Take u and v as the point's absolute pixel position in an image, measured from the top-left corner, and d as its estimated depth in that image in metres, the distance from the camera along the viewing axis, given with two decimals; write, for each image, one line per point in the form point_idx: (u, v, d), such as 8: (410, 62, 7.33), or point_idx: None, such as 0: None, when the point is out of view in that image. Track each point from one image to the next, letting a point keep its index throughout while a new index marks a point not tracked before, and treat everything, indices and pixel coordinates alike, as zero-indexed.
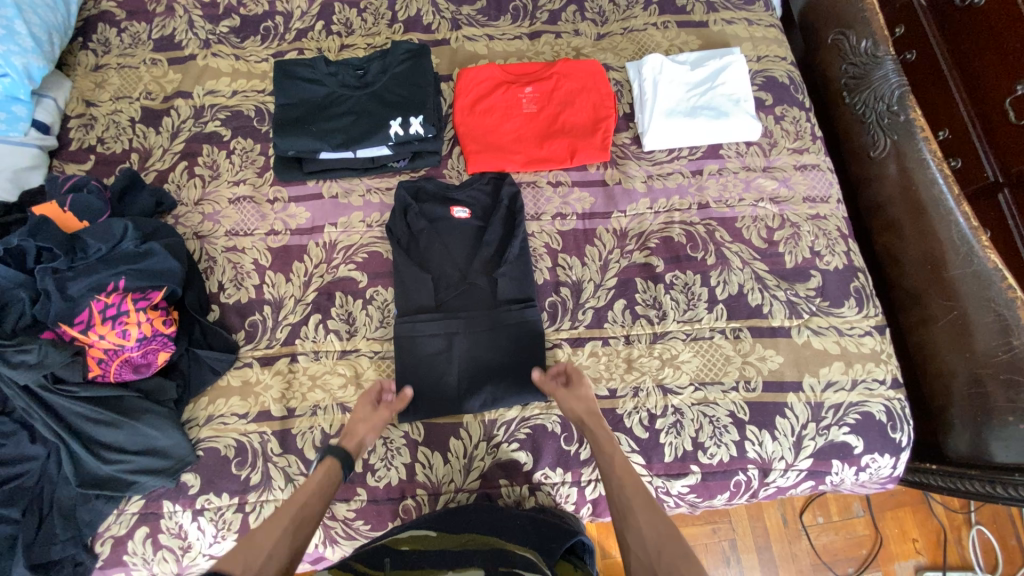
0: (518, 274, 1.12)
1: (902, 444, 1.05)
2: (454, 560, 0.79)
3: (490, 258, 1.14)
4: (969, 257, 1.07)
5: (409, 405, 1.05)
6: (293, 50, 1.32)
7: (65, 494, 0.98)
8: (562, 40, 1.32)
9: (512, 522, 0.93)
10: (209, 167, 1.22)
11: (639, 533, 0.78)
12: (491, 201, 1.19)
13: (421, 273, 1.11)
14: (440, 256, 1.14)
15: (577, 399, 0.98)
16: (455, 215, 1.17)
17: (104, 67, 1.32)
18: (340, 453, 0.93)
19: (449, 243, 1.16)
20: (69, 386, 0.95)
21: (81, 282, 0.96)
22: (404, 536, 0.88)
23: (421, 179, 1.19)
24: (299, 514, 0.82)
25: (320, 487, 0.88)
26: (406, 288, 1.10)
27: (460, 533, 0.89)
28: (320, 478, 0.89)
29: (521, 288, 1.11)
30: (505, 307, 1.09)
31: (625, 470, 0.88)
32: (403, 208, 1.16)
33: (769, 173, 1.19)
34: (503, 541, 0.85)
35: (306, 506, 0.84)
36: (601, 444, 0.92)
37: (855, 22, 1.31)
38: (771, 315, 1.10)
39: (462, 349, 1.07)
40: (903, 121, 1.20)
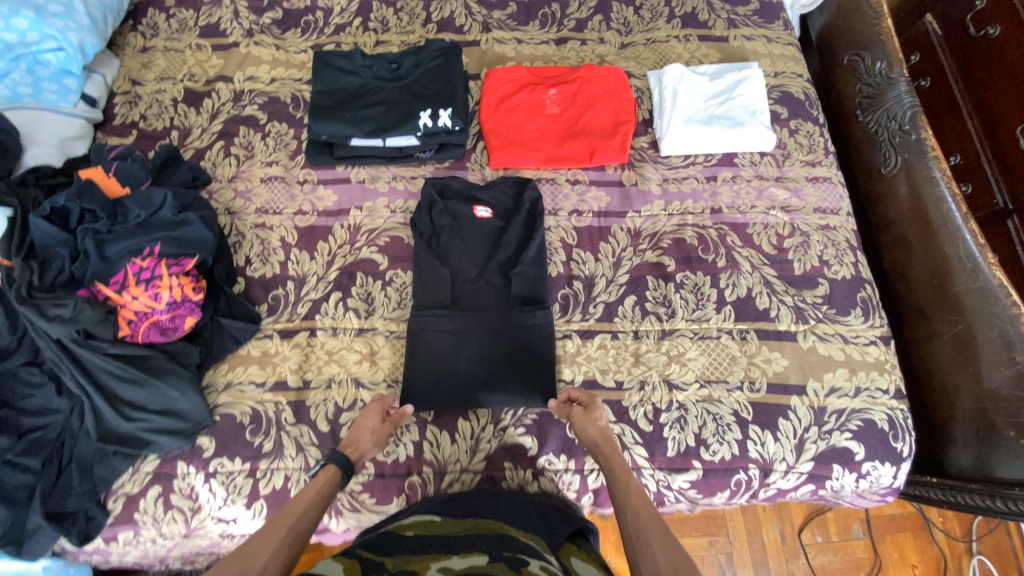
0: (533, 277, 1.15)
1: (904, 454, 1.06)
2: (459, 546, 0.76)
3: (507, 261, 1.17)
4: (975, 272, 1.09)
5: (419, 393, 1.07)
6: (331, 43, 1.39)
7: (84, 448, 1.00)
8: (587, 47, 1.37)
9: (518, 510, 0.92)
10: (244, 148, 1.28)
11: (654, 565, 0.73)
12: (512, 204, 1.23)
13: (440, 267, 1.15)
14: (460, 252, 1.18)
15: (592, 422, 0.99)
16: (477, 214, 1.21)
17: (151, 49, 1.39)
18: (341, 460, 0.93)
19: (469, 242, 1.19)
20: (100, 342, 0.99)
21: (119, 244, 1.01)
22: (409, 520, 0.86)
23: (448, 177, 1.23)
24: (293, 525, 0.80)
25: (317, 497, 0.87)
26: (425, 282, 1.14)
27: (465, 517, 0.87)
28: (318, 487, 0.88)
29: (535, 290, 1.15)
30: (519, 311, 1.13)
31: (642, 500, 0.84)
32: (428, 203, 1.20)
33: (781, 183, 1.23)
34: (509, 526, 0.84)
35: (301, 517, 0.82)
36: (615, 468, 0.91)
37: (871, 45, 1.35)
38: (778, 319, 1.12)
39: (475, 345, 1.10)
40: (914, 141, 1.23)
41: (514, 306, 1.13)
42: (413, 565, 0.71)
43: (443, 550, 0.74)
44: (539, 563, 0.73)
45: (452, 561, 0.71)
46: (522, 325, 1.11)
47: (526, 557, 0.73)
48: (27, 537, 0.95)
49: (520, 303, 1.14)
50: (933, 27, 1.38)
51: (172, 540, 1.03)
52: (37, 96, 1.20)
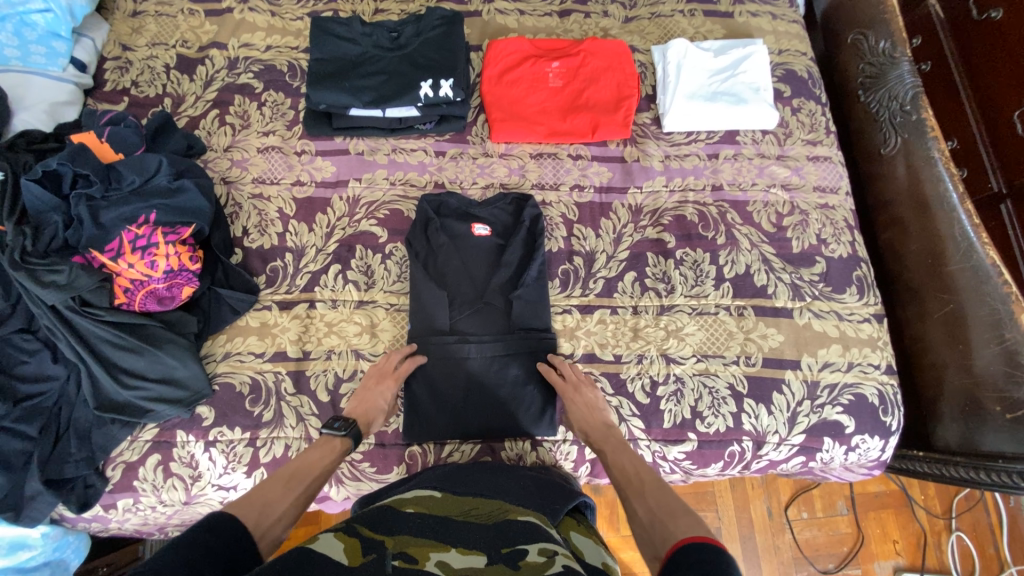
0: (533, 296, 1.11)
1: (892, 428, 1.09)
2: (458, 533, 0.73)
3: (506, 279, 1.13)
4: (969, 252, 1.11)
5: (418, 427, 1.05)
6: (328, 10, 1.35)
7: (82, 415, 1.00)
8: (590, 20, 1.35)
9: (516, 492, 0.89)
10: (240, 117, 1.25)
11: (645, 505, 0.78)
12: (511, 221, 1.19)
13: (436, 289, 1.10)
14: (458, 272, 1.14)
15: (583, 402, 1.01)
16: (476, 232, 1.17)
17: (142, 13, 1.34)
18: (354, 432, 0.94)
19: (467, 261, 1.16)
20: (96, 309, 0.98)
21: (114, 211, 1.00)
22: (408, 496, 0.83)
23: (444, 194, 1.19)
24: (304, 475, 0.84)
25: (324, 458, 0.89)
26: (421, 305, 1.10)
27: (464, 498, 0.84)
28: (329, 446, 0.91)
29: (535, 309, 1.11)
30: (518, 332, 1.09)
31: (631, 457, 0.90)
32: (424, 221, 1.16)
33: (782, 161, 1.23)
34: (510, 510, 0.81)
35: (310, 471, 0.86)
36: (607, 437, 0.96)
37: (875, 24, 1.35)
38: (775, 296, 1.14)
39: (472, 366, 1.06)
40: (915, 121, 1.24)
41: (511, 327, 1.10)
42: (412, 549, 0.68)
43: (443, 538, 0.71)
44: (538, 548, 0.70)
45: (451, 555, 0.68)
46: (519, 345, 1.08)
47: (525, 544, 0.71)
48: (26, 503, 0.95)
49: (519, 323, 1.10)
50: (934, 9, 1.38)
51: (172, 507, 1.04)
52: (24, 59, 1.16)
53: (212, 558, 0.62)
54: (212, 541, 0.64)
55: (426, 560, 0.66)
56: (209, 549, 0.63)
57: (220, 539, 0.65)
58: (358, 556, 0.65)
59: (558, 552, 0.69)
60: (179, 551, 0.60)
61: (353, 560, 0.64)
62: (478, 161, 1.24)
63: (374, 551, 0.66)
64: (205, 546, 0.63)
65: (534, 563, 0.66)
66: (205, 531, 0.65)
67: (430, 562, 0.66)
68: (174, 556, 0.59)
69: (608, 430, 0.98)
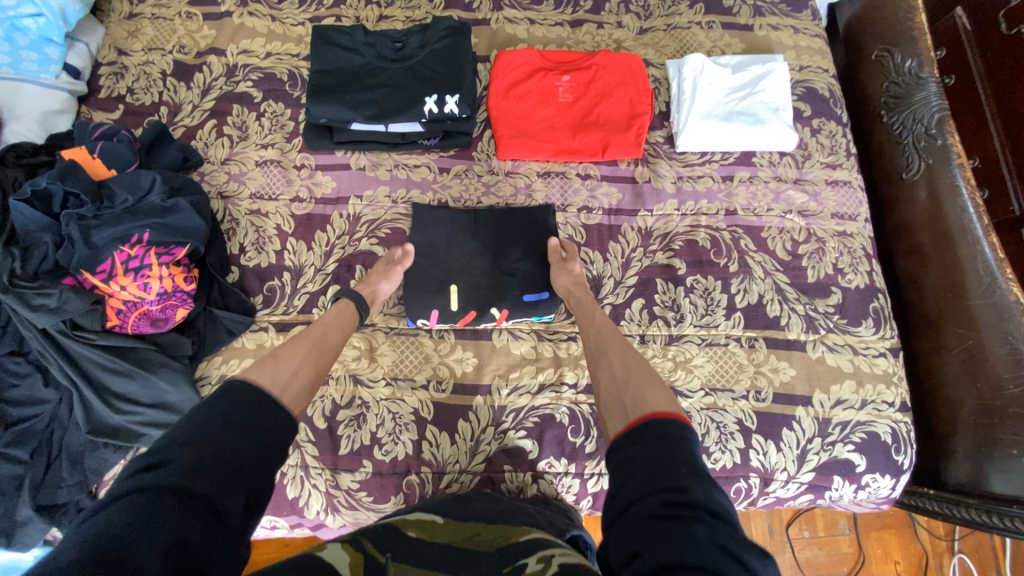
0: (538, 241, 1.14)
1: (904, 467, 1.06)
2: (461, 556, 0.70)
3: (516, 223, 1.16)
4: (992, 288, 1.08)
5: (415, 455, 1.03)
6: (331, 16, 1.30)
7: (74, 439, 0.98)
8: (603, 31, 1.30)
9: (519, 519, 0.86)
10: (238, 128, 1.21)
11: (612, 379, 0.79)
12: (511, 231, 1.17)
13: (452, 215, 1.15)
14: (456, 270, 1.13)
15: (565, 272, 1.07)
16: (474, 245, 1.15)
17: (138, 15, 1.29)
18: (354, 295, 1.01)
19: (465, 261, 1.14)
20: (87, 333, 0.95)
21: (105, 231, 0.96)
22: (412, 519, 0.80)
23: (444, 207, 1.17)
24: (318, 343, 0.87)
25: (334, 327, 0.93)
26: (424, 222, 1.14)
27: (466, 525, 0.81)
28: (333, 319, 0.95)
29: (537, 252, 1.14)
30: (518, 266, 1.13)
31: (604, 331, 0.91)
32: (423, 230, 1.14)
33: (800, 185, 1.18)
34: (510, 531, 0.79)
35: (323, 341, 0.89)
36: (585, 307, 0.99)
37: (902, 41, 1.30)
38: (788, 327, 1.10)
39: (473, 291, 1.11)
40: (940, 146, 1.20)
41: (511, 260, 1.14)
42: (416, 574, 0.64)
43: (446, 562, 0.67)
44: (535, 557, 0.67)
45: None
46: (517, 279, 1.12)
47: (524, 554, 0.69)
48: (17, 528, 0.93)
49: (520, 261, 1.13)
50: (961, 21, 1.30)
51: None
52: (16, 66, 1.12)
53: (239, 428, 0.61)
54: (231, 408, 0.62)
55: None
56: (226, 415, 0.61)
57: (243, 406, 0.63)
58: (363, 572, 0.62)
59: (556, 556, 0.67)
60: (198, 432, 0.59)
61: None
62: (483, 179, 1.19)
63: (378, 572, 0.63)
64: (224, 415, 0.61)
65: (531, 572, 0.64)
66: (221, 399, 0.63)
67: None
68: (192, 447, 0.57)
69: (587, 300, 1.01)
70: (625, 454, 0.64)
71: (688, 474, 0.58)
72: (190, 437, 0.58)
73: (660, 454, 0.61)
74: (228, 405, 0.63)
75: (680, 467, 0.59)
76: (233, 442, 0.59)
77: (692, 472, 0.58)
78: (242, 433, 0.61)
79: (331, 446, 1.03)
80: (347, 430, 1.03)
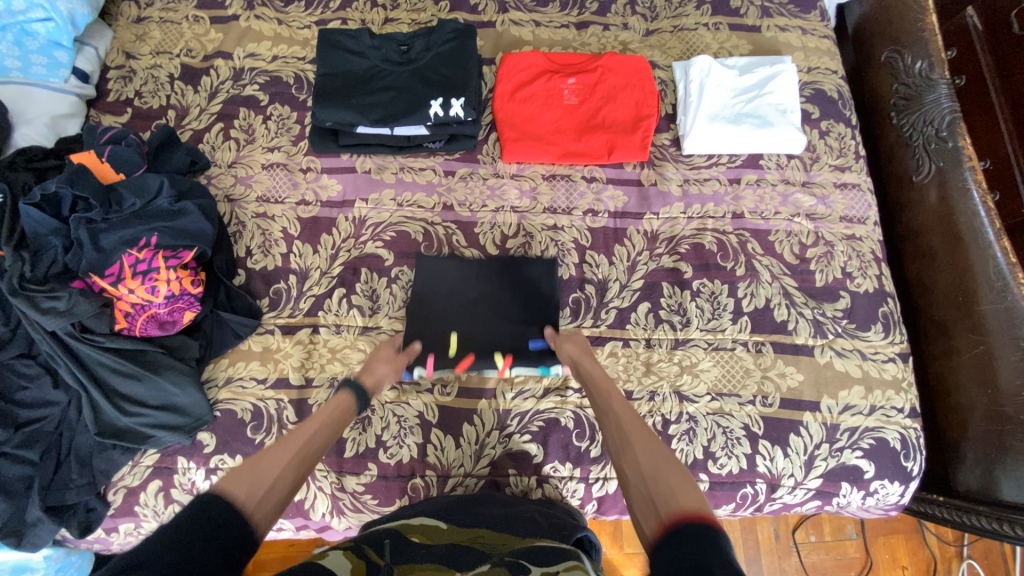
0: (539, 291, 1.10)
1: (913, 473, 1.05)
2: (464, 557, 0.71)
3: (517, 272, 1.11)
4: (1004, 292, 1.06)
5: (420, 459, 1.03)
6: (337, 19, 1.30)
7: (83, 441, 0.99)
8: (609, 33, 1.29)
9: (525, 522, 0.86)
10: (245, 131, 1.22)
11: (636, 464, 0.75)
12: (509, 281, 1.11)
13: (460, 265, 1.11)
14: (455, 319, 1.08)
15: (578, 348, 1.01)
16: (471, 294, 1.10)
17: (146, 19, 1.30)
18: (352, 388, 0.92)
19: (464, 308, 1.09)
20: (96, 336, 0.96)
21: (114, 234, 0.97)
22: (415, 523, 0.81)
23: (442, 257, 1.12)
24: (305, 445, 0.80)
25: (331, 417, 0.87)
26: (428, 275, 1.11)
27: (470, 527, 0.82)
28: (332, 407, 0.88)
29: (538, 301, 1.09)
30: (519, 316, 1.09)
31: (624, 408, 0.87)
32: (425, 279, 1.10)
33: (808, 188, 1.17)
34: (517, 539, 0.78)
35: (316, 437, 0.82)
36: (602, 386, 0.92)
37: (912, 42, 1.28)
38: (796, 332, 1.09)
39: (473, 338, 1.07)
40: (951, 148, 1.19)
41: (513, 309, 1.09)
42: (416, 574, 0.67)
43: (446, 559, 0.71)
44: (542, 569, 0.67)
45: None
46: (516, 330, 1.07)
47: (528, 562, 0.69)
48: (27, 529, 0.94)
49: (520, 310, 1.09)
50: None
51: None
52: (25, 70, 1.14)
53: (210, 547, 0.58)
54: (210, 529, 0.60)
55: None
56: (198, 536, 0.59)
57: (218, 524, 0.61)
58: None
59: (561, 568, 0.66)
60: (173, 541, 0.57)
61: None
62: (488, 182, 1.19)
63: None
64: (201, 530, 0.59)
65: None
66: (194, 515, 0.61)
67: None
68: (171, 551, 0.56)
69: (602, 376, 0.95)
70: (660, 555, 0.61)
71: None
72: (164, 547, 0.56)
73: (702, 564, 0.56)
74: (202, 526, 0.60)
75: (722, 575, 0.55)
76: (209, 561, 0.58)
77: (725, 569, 0.55)
78: (217, 558, 0.58)
79: (336, 449, 1.03)
80: (352, 433, 1.03)
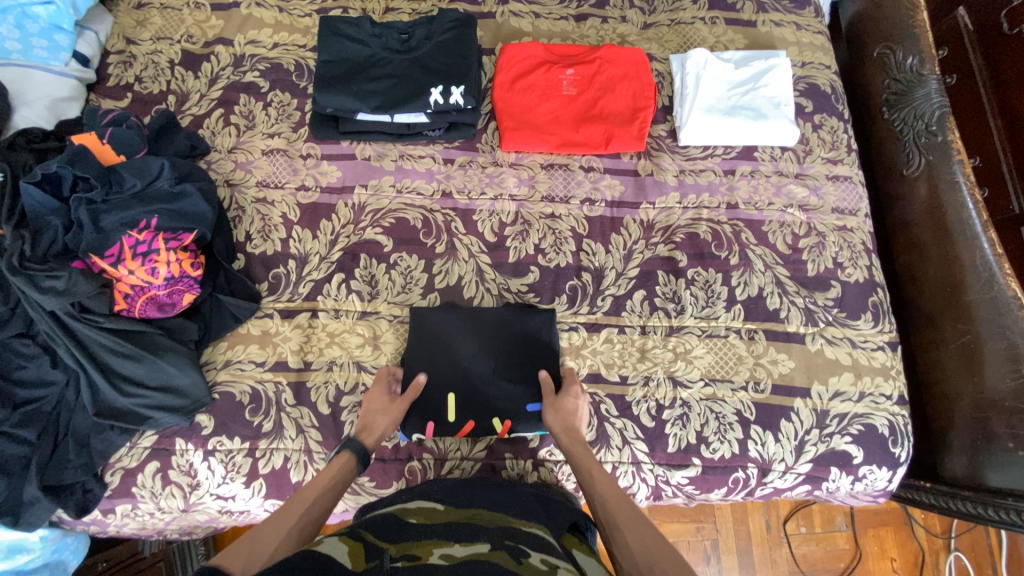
0: (539, 344, 1.07)
1: (901, 459, 1.07)
2: (462, 535, 0.73)
3: (516, 327, 1.07)
4: (990, 282, 1.08)
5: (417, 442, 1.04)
6: (338, 8, 1.31)
7: (81, 421, 0.99)
8: (608, 25, 1.31)
9: (520, 502, 0.89)
10: (245, 117, 1.22)
11: (629, 550, 0.75)
12: (507, 338, 1.07)
13: (456, 322, 1.07)
14: (451, 378, 1.05)
15: (562, 413, 0.98)
16: (469, 347, 1.06)
17: (147, 5, 1.30)
18: (356, 449, 0.92)
19: (462, 364, 1.06)
20: (96, 316, 0.96)
21: (114, 215, 0.97)
22: (412, 508, 0.82)
23: (437, 314, 1.08)
24: (305, 513, 0.81)
25: (332, 485, 0.87)
26: (423, 331, 1.07)
27: (466, 508, 0.83)
28: (333, 473, 0.88)
29: (538, 356, 1.07)
30: (520, 374, 1.06)
31: (609, 486, 0.86)
32: (419, 338, 1.06)
33: (801, 180, 1.20)
34: (512, 517, 0.80)
35: (315, 503, 0.82)
36: (586, 459, 0.91)
37: (903, 38, 1.30)
38: (788, 320, 1.11)
39: (472, 401, 1.04)
40: (940, 142, 1.20)
41: (512, 367, 1.06)
42: (416, 549, 0.68)
43: (445, 536, 0.72)
44: (539, 556, 0.69)
45: (455, 548, 0.69)
46: (515, 391, 1.05)
47: (526, 546, 0.71)
48: (23, 508, 0.94)
49: (521, 367, 1.06)
50: (963, 21, 1.31)
51: (170, 514, 1.04)
52: (26, 52, 1.13)
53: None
54: None
55: (429, 555, 0.67)
56: None
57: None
58: (362, 561, 0.64)
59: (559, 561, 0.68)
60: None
61: (357, 564, 0.64)
62: (487, 170, 1.20)
63: (378, 557, 0.66)
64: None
65: (534, 564, 0.66)
66: None
67: (433, 557, 0.66)
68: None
69: (580, 444, 0.94)
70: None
71: None
72: None
73: None
74: None
75: None
76: None
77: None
78: None
79: (334, 432, 1.04)
80: (350, 416, 1.05)
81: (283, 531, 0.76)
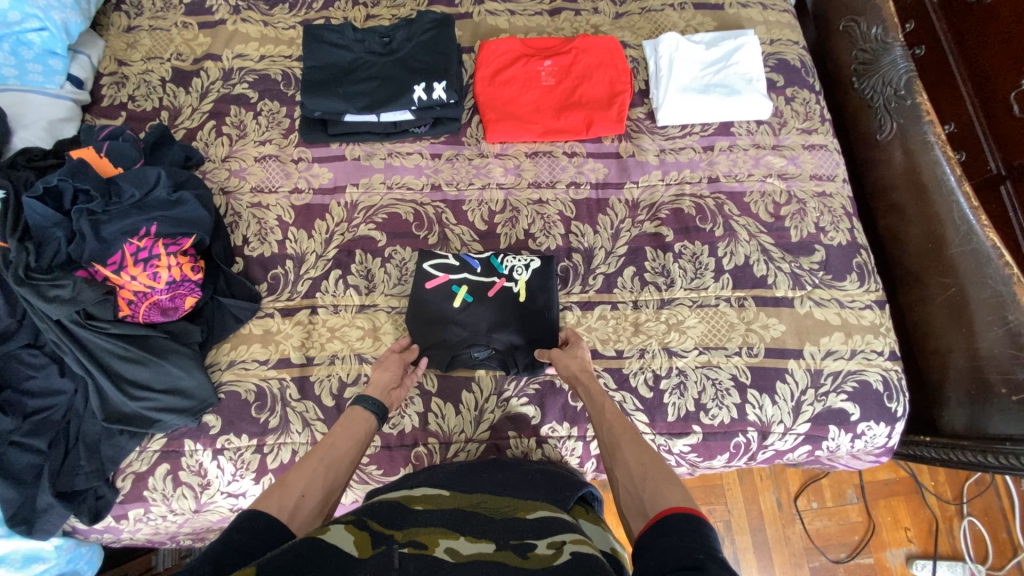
0: (533, 305, 1.09)
1: (898, 414, 1.08)
2: (468, 523, 0.69)
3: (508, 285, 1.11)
4: (969, 235, 1.10)
5: (420, 425, 1.06)
6: (320, 18, 1.36)
7: (90, 428, 1.01)
8: (581, 18, 1.36)
9: (527, 486, 0.85)
10: (236, 127, 1.26)
11: (626, 467, 0.75)
12: (497, 297, 1.10)
13: (450, 288, 1.10)
14: (450, 330, 1.08)
15: (572, 357, 1.00)
16: (461, 304, 1.09)
17: (136, 28, 1.36)
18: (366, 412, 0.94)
19: (459, 319, 1.09)
20: (100, 322, 0.99)
21: (115, 224, 1.01)
22: (417, 493, 0.77)
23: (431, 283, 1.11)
24: (329, 460, 0.83)
25: (348, 433, 0.88)
26: (421, 300, 1.10)
27: (474, 494, 0.79)
28: (347, 424, 0.90)
29: (526, 312, 1.09)
30: (511, 323, 1.08)
31: (615, 416, 0.86)
32: (419, 303, 1.10)
33: (778, 151, 1.23)
34: (520, 505, 0.77)
35: (332, 452, 0.84)
36: (596, 397, 0.91)
37: (866, 11, 1.36)
38: (775, 285, 1.14)
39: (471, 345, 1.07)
40: (909, 106, 1.24)
41: (503, 320, 1.09)
42: (422, 537, 0.64)
43: (452, 526, 0.68)
44: (545, 542, 0.66)
45: (460, 542, 0.64)
46: (507, 337, 1.07)
47: (534, 539, 0.67)
48: (38, 516, 0.95)
49: (512, 321, 1.09)
50: None
51: (182, 515, 1.05)
52: (22, 78, 1.17)
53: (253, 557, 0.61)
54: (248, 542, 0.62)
55: (436, 546, 0.63)
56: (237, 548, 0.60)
57: (260, 534, 0.65)
58: (368, 548, 0.61)
59: (567, 543, 0.65)
60: (216, 556, 0.58)
61: (362, 553, 0.59)
62: (473, 162, 1.24)
63: (384, 543, 0.62)
64: (242, 545, 0.61)
65: (542, 556, 0.62)
66: (232, 532, 0.63)
67: (439, 548, 0.62)
68: (212, 565, 0.57)
69: (596, 386, 0.95)
70: (647, 545, 0.60)
71: (704, 557, 0.53)
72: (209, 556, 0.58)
73: (676, 548, 0.56)
74: (238, 540, 0.62)
75: (693, 551, 0.54)
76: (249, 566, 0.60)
77: (709, 557, 0.54)
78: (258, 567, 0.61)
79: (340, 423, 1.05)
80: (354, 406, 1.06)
81: (310, 474, 0.78)
